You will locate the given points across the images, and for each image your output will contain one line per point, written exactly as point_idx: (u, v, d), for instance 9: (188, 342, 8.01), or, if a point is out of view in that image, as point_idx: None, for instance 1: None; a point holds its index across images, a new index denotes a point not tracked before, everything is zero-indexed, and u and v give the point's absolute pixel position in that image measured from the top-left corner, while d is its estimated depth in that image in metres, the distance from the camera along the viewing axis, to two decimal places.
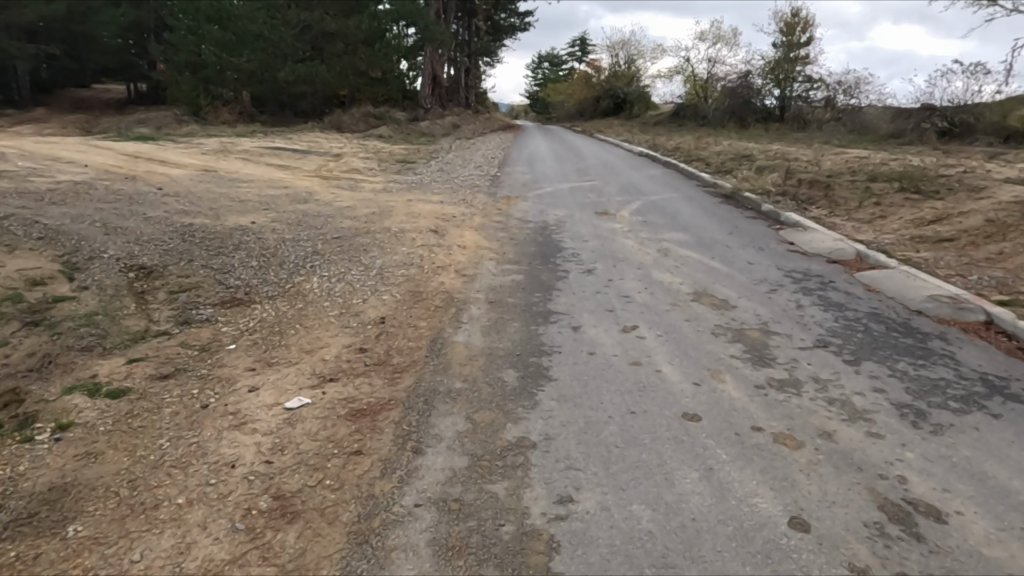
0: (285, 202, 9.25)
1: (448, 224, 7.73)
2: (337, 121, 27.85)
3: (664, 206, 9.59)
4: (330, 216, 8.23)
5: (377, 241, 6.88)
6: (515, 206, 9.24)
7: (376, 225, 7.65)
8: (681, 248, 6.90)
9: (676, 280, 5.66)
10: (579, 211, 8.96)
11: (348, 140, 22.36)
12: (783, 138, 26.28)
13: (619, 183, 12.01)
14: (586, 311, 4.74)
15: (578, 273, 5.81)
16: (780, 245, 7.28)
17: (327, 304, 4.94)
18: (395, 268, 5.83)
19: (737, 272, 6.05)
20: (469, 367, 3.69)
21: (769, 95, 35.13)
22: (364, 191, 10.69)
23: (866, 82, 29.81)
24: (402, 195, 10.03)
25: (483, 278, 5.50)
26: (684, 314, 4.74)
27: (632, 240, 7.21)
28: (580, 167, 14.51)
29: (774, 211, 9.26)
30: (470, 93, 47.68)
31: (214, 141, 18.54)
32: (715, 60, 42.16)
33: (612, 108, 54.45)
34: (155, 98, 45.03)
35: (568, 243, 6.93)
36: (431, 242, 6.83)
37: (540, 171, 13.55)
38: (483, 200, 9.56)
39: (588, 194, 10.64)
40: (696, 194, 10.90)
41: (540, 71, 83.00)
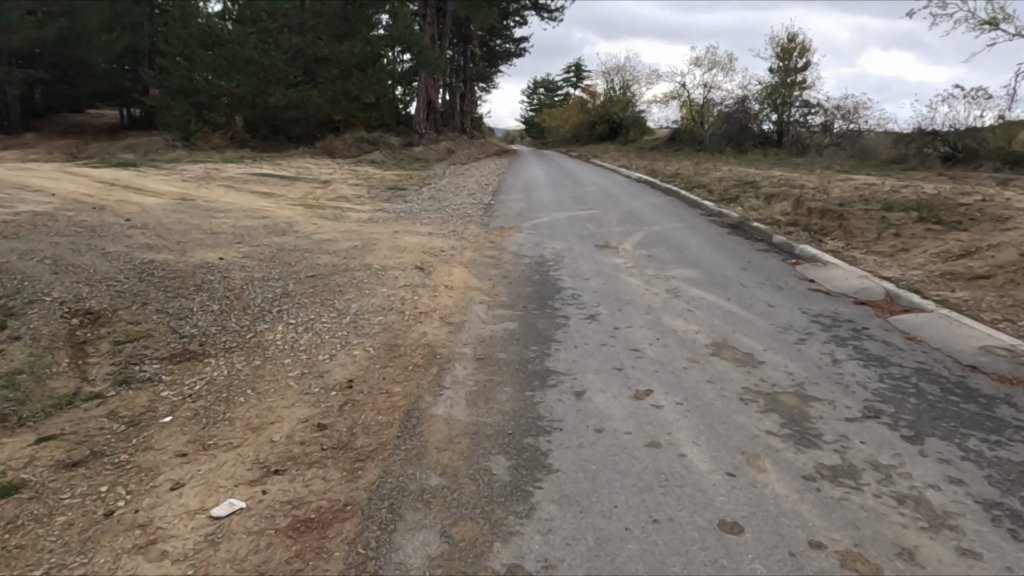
0: (260, 235, 8.60)
1: (434, 260, 7.09)
2: (329, 146, 27.36)
3: (669, 237, 8.96)
4: (307, 250, 7.57)
5: (354, 281, 6.22)
6: (508, 238, 8.61)
7: (355, 261, 6.99)
8: (692, 287, 6.25)
9: (690, 327, 4.99)
10: (578, 244, 8.33)
11: (339, 166, 21.82)
12: (783, 164, 25.83)
13: (619, 212, 11.43)
14: (590, 370, 4.05)
15: (579, 319, 5.14)
16: (801, 283, 6.63)
17: (288, 362, 4.25)
18: (371, 314, 5.16)
19: (757, 317, 5.38)
20: (449, 453, 2.98)
21: (766, 120, 34.85)
22: (348, 222, 10.05)
23: (864, 107, 29.51)
24: (388, 227, 9.39)
25: (470, 327, 4.82)
26: (704, 375, 4.05)
27: (638, 278, 6.56)
28: (578, 195, 13.94)
29: (787, 243, 8.64)
30: (465, 118, 47.41)
31: (198, 167, 17.95)
32: (711, 85, 42.02)
33: (608, 133, 54.31)
34: (148, 123, 44.71)
35: (567, 282, 6.28)
36: (414, 281, 6.17)
37: (536, 199, 12.96)
38: (474, 232, 8.92)
39: (587, 224, 10.02)
40: (701, 224, 10.28)
41: (536, 97, 83.28)
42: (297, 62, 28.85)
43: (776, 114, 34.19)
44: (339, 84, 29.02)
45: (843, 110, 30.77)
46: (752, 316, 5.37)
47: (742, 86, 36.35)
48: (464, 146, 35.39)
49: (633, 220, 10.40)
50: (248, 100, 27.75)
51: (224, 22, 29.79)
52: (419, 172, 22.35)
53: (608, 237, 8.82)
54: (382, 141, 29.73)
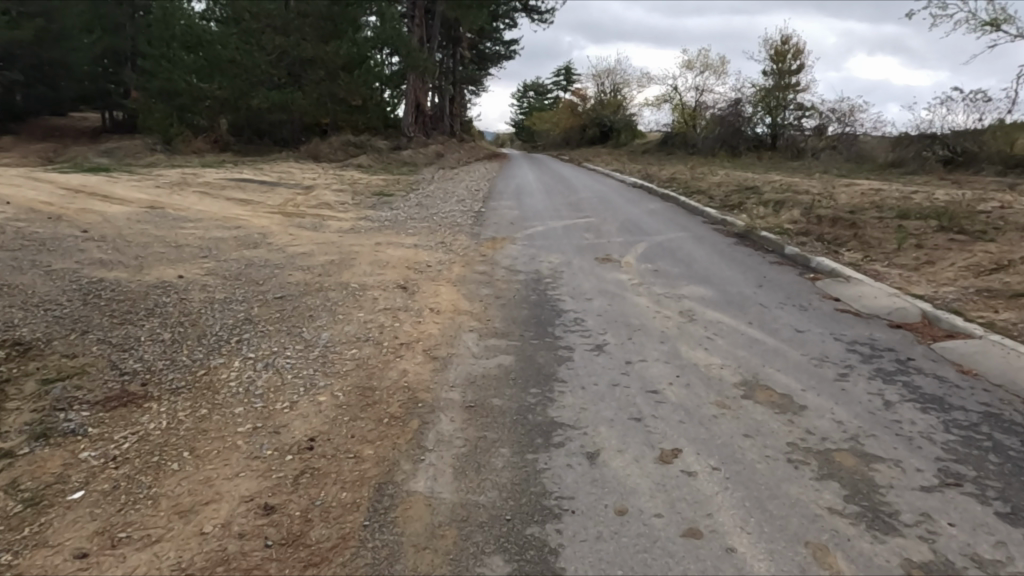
0: (229, 248, 7.86)
1: (419, 278, 6.39)
2: (314, 150, 26.60)
3: (674, 249, 8.31)
4: (278, 266, 6.85)
5: (327, 303, 5.51)
6: (501, 250, 7.92)
7: (331, 279, 6.28)
8: (707, 308, 5.59)
9: (714, 361, 4.32)
10: (577, 257, 7.66)
11: (323, 171, 21.07)
12: (779, 168, 25.27)
13: (618, 220, 10.78)
14: (603, 422, 3.37)
15: (586, 351, 4.46)
16: (826, 302, 6.00)
17: (238, 411, 3.54)
18: (344, 345, 4.46)
19: (786, 345, 4.73)
20: (430, 555, 2.31)
21: (760, 123, 34.25)
22: (327, 232, 9.33)
23: (860, 110, 29.05)
24: (370, 238, 8.67)
25: (459, 362, 4.13)
26: (740, 426, 3.38)
27: (646, 298, 5.89)
28: (573, 201, 13.28)
29: (801, 254, 8.01)
30: (455, 121, 46.67)
31: (174, 172, 17.13)
32: (703, 89, 41.54)
33: (599, 136, 53.78)
34: (130, 127, 43.69)
35: (568, 303, 5.61)
36: (397, 303, 5.48)
37: (530, 206, 12.28)
38: (464, 244, 8.23)
39: (585, 234, 9.35)
40: (706, 234, 9.64)
41: (526, 100, 82.72)
42: (281, 64, 28.06)
43: (769, 117, 33.68)
44: (325, 87, 28.27)
45: (838, 113, 30.28)
46: (780, 346, 4.71)
47: (735, 89, 35.84)
48: (454, 149, 34.68)
49: (634, 230, 9.74)
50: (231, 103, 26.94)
51: (206, 23, 28.97)
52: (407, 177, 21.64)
53: (609, 249, 8.15)
54: (369, 144, 28.98)
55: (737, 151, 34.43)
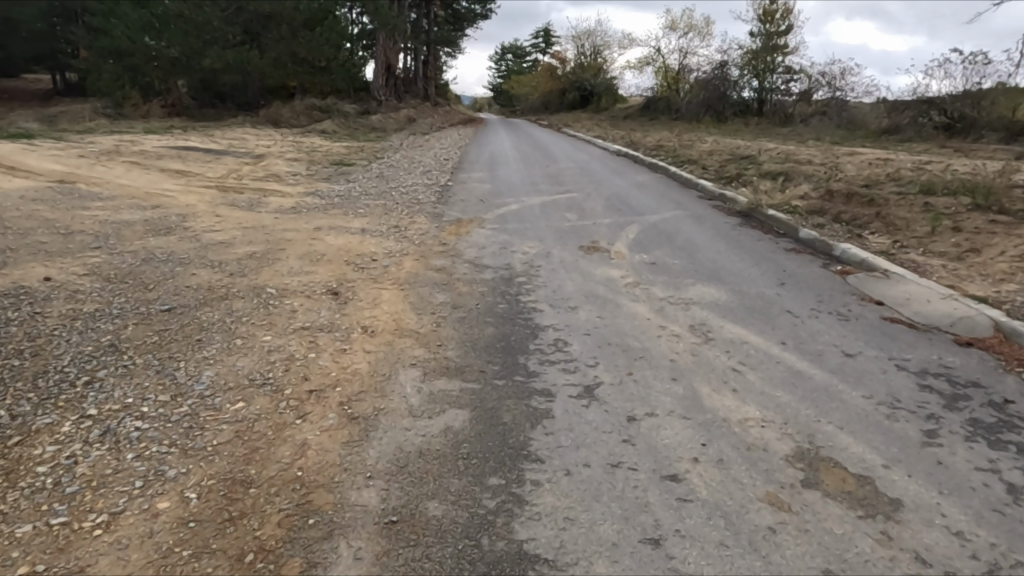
0: (133, 236, 6.39)
1: (358, 278, 5.02)
2: (274, 114, 24.72)
3: (671, 232, 7.06)
4: (181, 262, 5.42)
5: (225, 320, 4.14)
6: (466, 237, 6.56)
7: (242, 281, 4.89)
8: (726, 321, 4.36)
9: (749, 415, 3.08)
10: (558, 244, 6.37)
11: (281, 138, 19.36)
12: (768, 135, 24.00)
13: (604, 196, 9.49)
14: (600, 552, 2.13)
15: (571, 399, 3.19)
16: (868, 307, 4.80)
17: (21, 534, 2.23)
18: (228, 396, 3.13)
19: (839, 382, 3.52)
20: None
21: (746, 87, 32.83)
22: (263, 213, 7.87)
23: (851, 74, 27.76)
24: (312, 221, 7.24)
25: (387, 427, 2.83)
26: (813, 554, 2.17)
27: (645, 305, 4.63)
28: (551, 172, 11.93)
29: (821, 239, 6.79)
30: (429, 84, 44.55)
31: (109, 139, 15.36)
32: (687, 51, 39.91)
33: (579, 101, 52.05)
34: (82, 90, 41.03)
35: (542, 316, 4.33)
36: (319, 321, 4.11)
37: (504, 179, 10.91)
38: (423, 228, 6.85)
39: (567, 213, 8.04)
40: (707, 213, 8.38)
41: (503, 63, 80.21)
42: (237, 20, 25.91)
43: (757, 80, 32.26)
44: (286, 46, 26.26)
45: (828, 76, 28.97)
46: (832, 382, 3.49)
47: (720, 51, 34.27)
48: (426, 114, 32.85)
49: (624, 208, 8.46)
50: (182, 63, 24.82)
51: None
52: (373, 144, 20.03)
53: (596, 235, 6.87)
54: (335, 109, 27.11)
55: (722, 117, 33.06)
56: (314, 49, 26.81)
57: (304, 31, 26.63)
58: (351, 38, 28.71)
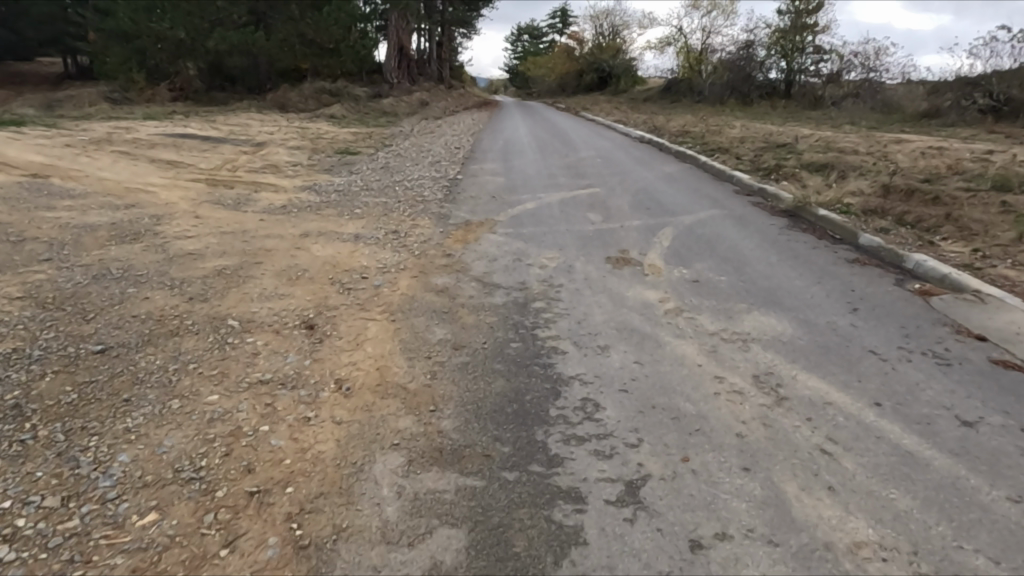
0: (93, 243, 5.58)
1: (342, 306, 4.15)
2: (282, 99, 23.87)
3: (711, 239, 6.12)
4: (135, 280, 4.58)
5: (167, 367, 3.30)
6: (473, 245, 5.67)
7: (200, 308, 4.05)
8: (797, 368, 3.45)
9: (861, 538, 2.19)
10: (581, 255, 5.46)
11: (287, 123, 18.52)
12: (799, 119, 22.76)
13: (631, 191, 8.53)
14: None
15: (608, 506, 2.31)
16: (970, 345, 3.86)
17: None
18: (138, 503, 2.29)
19: (968, 472, 2.61)
20: None
21: (773, 68, 31.40)
22: (249, 213, 7.02)
23: (886, 53, 26.32)
24: (301, 224, 6.39)
25: (347, 568, 1.98)
26: None
27: (693, 343, 3.73)
28: (571, 163, 10.98)
29: (888, 247, 5.83)
30: (443, 66, 43.43)
31: (103, 126, 14.58)
32: (710, 30, 38.42)
33: (597, 83, 50.63)
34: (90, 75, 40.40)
35: (566, 361, 3.44)
36: (284, 370, 3.26)
37: (519, 171, 9.98)
38: (426, 234, 5.97)
39: (590, 213, 7.11)
40: (748, 213, 7.42)
41: (519, 45, 78.65)
42: None
43: (785, 61, 30.83)
44: (293, 27, 25.35)
45: (861, 56, 27.53)
46: (959, 473, 2.58)
47: (746, 31, 32.82)
48: (439, 96, 31.83)
49: (655, 206, 7.53)
50: (187, 45, 23.97)
51: None
52: (382, 130, 19.13)
53: (625, 242, 5.94)
54: (345, 92, 26.20)
55: (748, 99, 31.72)
56: (323, 31, 25.88)
57: (312, 12, 25.68)
58: (361, 18, 27.72)
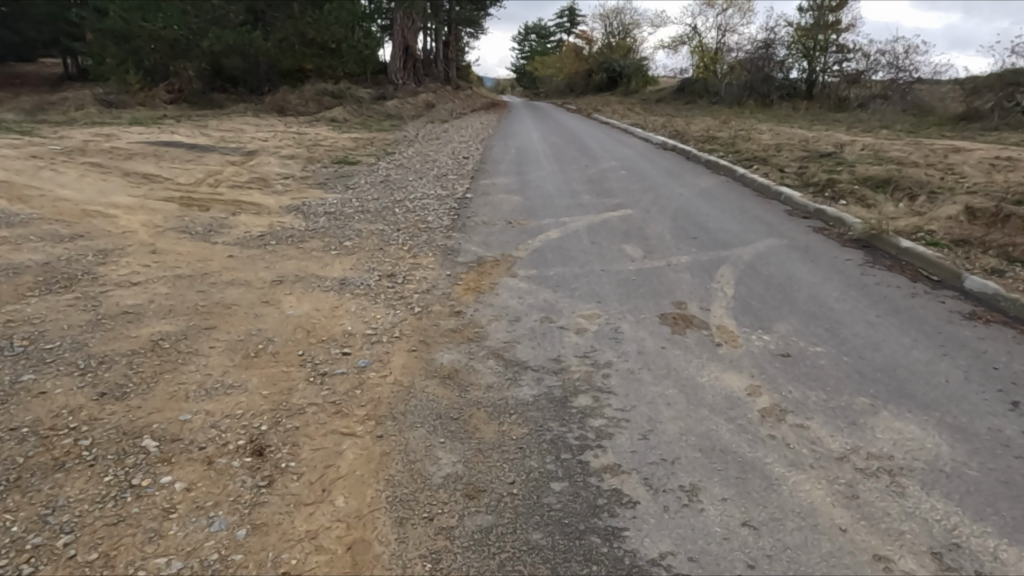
0: (11, 294, 4.44)
1: (310, 408, 2.97)
2: (281, 101, 22.77)
3: (783, 285, 4.93)
4: (38, 357, 3.43)
5: (20, 543, 2.13)
6: (488, 296, 4.49)
7: (107, 414, 2.88)
8: (990, 534, 2.28)
9: None
10: (627, 312, 4.27)
11: (283, 128, 17.40)
12: (826, 122, 21.51)
13: (669, 213, 7.35)
14: None
15: None
16: None
17: None
18: None
19: None
20: None
21: (794, 67, 30.17)
22: (218, 245, 5.88)
23: (916, 51, 25.05)
24: (276, 264, 5.23)
25: None
26: None
27: (819, 481, 2.54)
28: (594, 176, 9.79)
29: (1009, 297, 4.64)
30: (450, 66, 42.40)
31: (82, 133, 13.46)
32: (726, 29, 37.21)
33: (607, 83, 49.47)
34: (85, 75, 39.33)
35: (639, 522, 2.27)
36: (205, 551, 2.09)
37: (537, 187, 8.82)
38: (429, 280, 4.78)
39: (626, 244, 5.93)
40: (813, 244, 6.22)
41: (527, 44, 77.59)
42: None
43: (807, 60, 29.59)
44: (293, 26, 24.17)
45: (888, 55, 26.23)
46: None
47: (765, 29, 31.56)
48: (446, 98, 30.67)
49: (703, 236, 6.33)
50: (182, 45, 22.88)
51: None
52: (385, 134, 18.01)
53: (679, 289, 4.76)
54: (348, 94, 25.10)
55: (768, 100, 30.46)
56: (324, 29, 24.81)
57: (312, 10, 24.50)
58: (364, 17, 26.55)
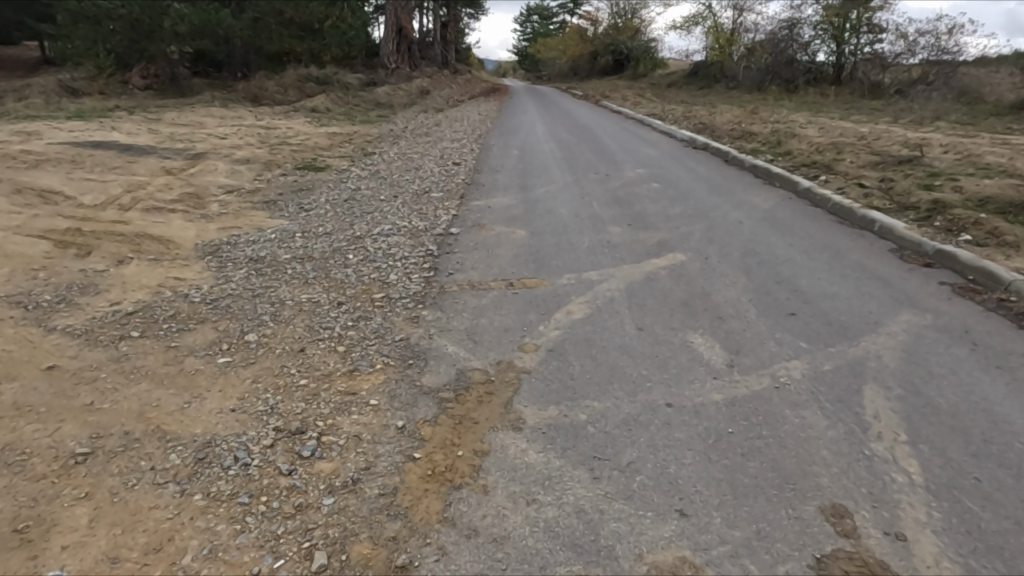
0: None
1: None
2: (255, 89, 20.43)
3: (996, 446, 2.77)
4: None
5: None
6: (467, 502, 2.32)
7: None
8: None
9: None
10: (744, 555, 2.13)
11: (250, 122, 15.15)
12: (866, 112, 19.30)
13: (737, 262, 5.21)
14: None
15: None
16: None
17: None
18: None
19: None
20: None
21: (820, 50, 27.90)
22: (49, 340, 3.71)
23: (962, 29, 22.76)
24: (110, 393, 3.05)
25: None
26: None
27: None
28: (621, 193, 7.63)
29: None
30: (448, 50, 40.05)
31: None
32: (743, 9, 34.79)
33: (613, 66, 47.13)
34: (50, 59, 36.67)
35: None
36: None
37: (549, 211, 6.69)
38: (362, 452, 2.60)
39: (693, 336, 3.78)
40: (978, 327, 4.04)
41: (528, 26, 75.01)
42: None
43: (835, 41, 27.30)
44: (268, 3, 21.06)
45: (929, 35, 23.86)
46: None
47: (789, 8, 29.07)
48: (442, 83, 28.27)
49: (804, 314, 4.19)
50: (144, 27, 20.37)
51: None
52: (367, 128, 15.79)
53: (817, 463, 2.60)
54: (334, 81, 22.85)
55: (793, 85, 28.23)
56: (301, 7, 21.59)
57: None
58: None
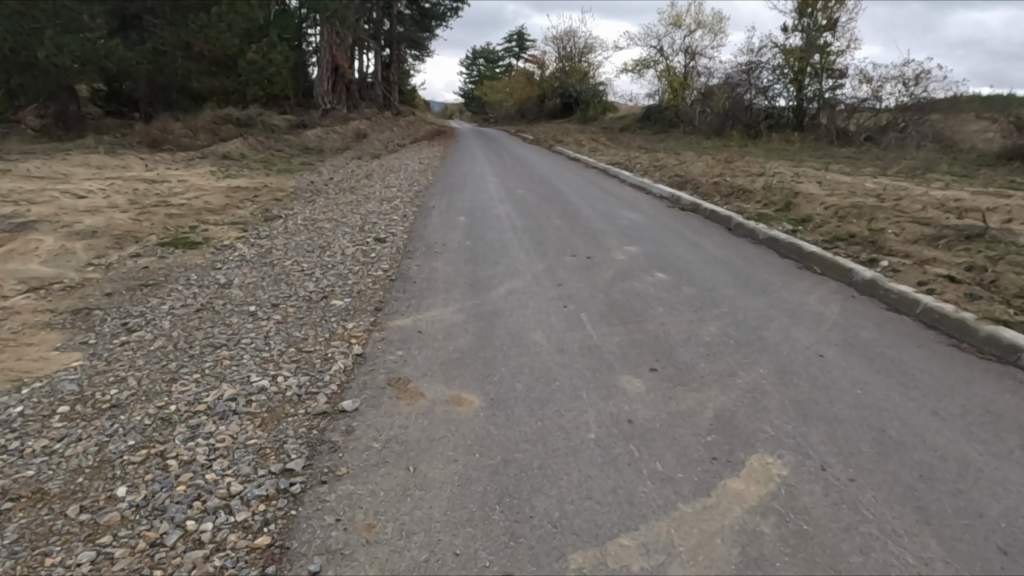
0: None
1: None
2: (157, 132, 17.48)
3: None
4: None
5: None
6: None
7: None
8: None
9: None
10: None
11: (131, 174, 12.23)
12: (845, 161, 17.68)
13: (886, 482, 2.74)
14: None
15: None
16: None
17: None
18: None
19: None
20: None
21: (780, 95, 26.68)
22: None
23: (930, 75, 21.66)
24: None
25: None
26: None
27: None
28: (619, 297, 5.16)
29: None
30: (391, 91, 37.77)
31: None
32: (695, 52, 33.67)
33: (562, 108, 45.74)
34: None
35: None
36: None
37: (517, 341, 4.13)
38: None
39: None
40: None
41: (474, 68, 73.88)
42: None
43: (795, 86, 26.10)
44: (173, 34, 18.34)
45: (895, 81, 22.74)
46: None
47: (746, 51, 27.89)
48: (381, 126, 25.73)
49: None
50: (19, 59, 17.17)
51: None
52: (282, 180, 13.06)
53: None
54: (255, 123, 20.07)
55: (753, 131, 26.89)
56: (213, 39, 18.26)
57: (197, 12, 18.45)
58: (271, 25, 21.08)
